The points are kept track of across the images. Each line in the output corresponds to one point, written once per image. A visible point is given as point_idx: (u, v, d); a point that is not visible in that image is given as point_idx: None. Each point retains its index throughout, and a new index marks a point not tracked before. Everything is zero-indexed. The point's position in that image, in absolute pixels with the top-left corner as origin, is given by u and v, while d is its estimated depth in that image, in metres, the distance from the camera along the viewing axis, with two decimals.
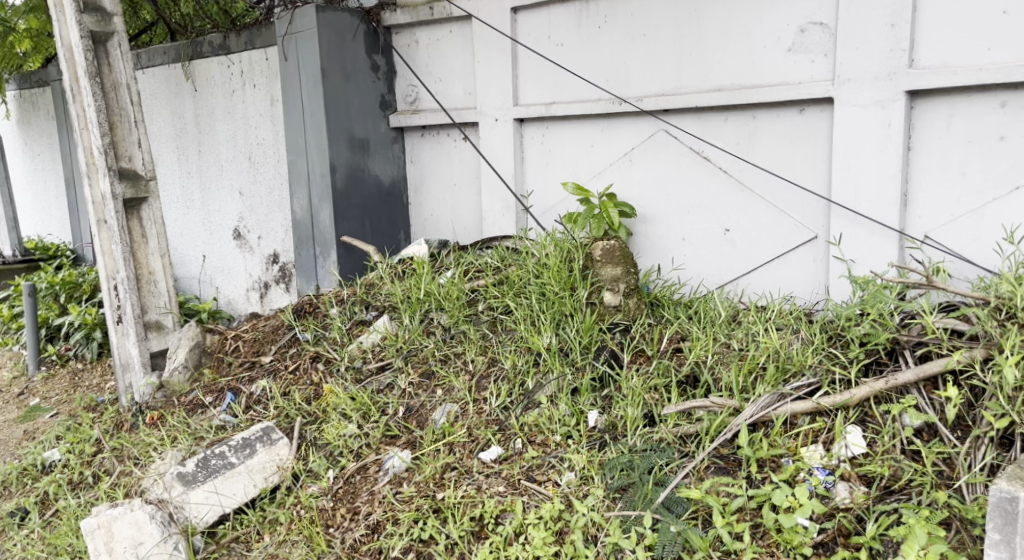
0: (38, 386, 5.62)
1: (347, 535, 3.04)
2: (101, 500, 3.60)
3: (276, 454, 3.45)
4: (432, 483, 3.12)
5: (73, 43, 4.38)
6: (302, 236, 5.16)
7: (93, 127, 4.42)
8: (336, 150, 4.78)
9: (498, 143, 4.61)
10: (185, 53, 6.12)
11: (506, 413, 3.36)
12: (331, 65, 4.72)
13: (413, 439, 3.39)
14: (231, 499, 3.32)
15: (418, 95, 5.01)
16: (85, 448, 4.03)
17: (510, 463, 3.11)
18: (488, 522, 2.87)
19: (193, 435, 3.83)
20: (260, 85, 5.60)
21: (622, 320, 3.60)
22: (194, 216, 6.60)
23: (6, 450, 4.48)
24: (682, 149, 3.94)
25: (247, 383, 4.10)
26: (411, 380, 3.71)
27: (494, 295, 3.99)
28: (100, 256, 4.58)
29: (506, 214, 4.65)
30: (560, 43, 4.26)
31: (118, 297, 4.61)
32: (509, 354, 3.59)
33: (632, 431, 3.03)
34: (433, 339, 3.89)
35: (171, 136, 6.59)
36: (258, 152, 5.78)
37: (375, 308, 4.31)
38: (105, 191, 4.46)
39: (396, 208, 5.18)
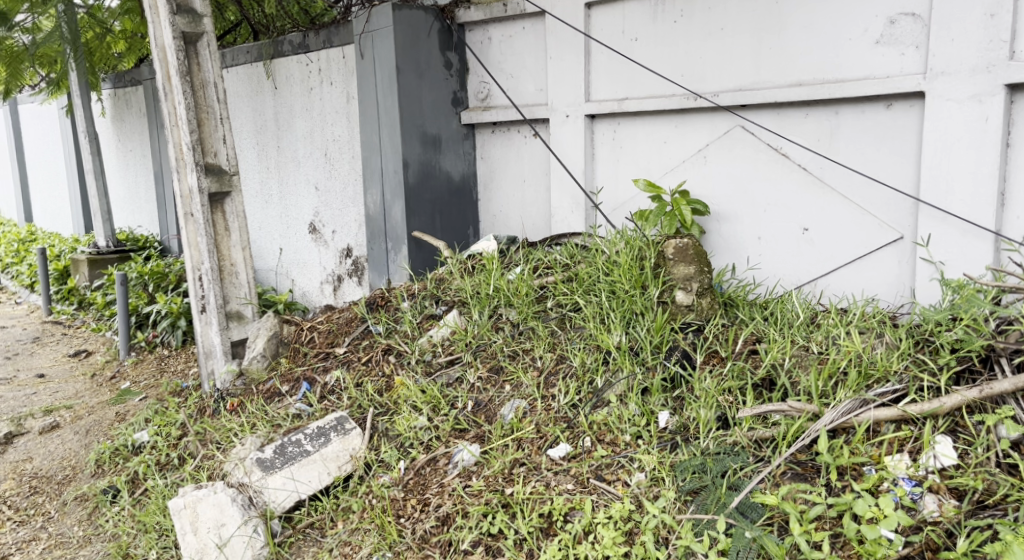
0: (128, 370, 5.90)
1: (417, 526, 3.09)
2: (186, 481, 3.76)
3: (350, 444, 3.54)
4: (501, 478, 3.15)
5: (166, 44, 4.57)
6: (376, 231, 5.27)
7: (182, 124, 4.61)
8: (409, 146, 4.86)
9: (569, 139, 4.59)
10: (267, 52, 6.32)
11: (574, 411, 3.34)
12: (406, 63, 4.79)
13: (482, 434, 3.42)
14: (306, 486, 3.41)
15: (489, 91, 5.03)
16: (171, 431, 4.21)
17: (579, 461, 3.10)
18: (557, 520, 2.87)
19: (271, 422, 3.95)
20: (337, 82, 5.73)
21: (695, 320, 3.57)
22: (272, 210, 6.80)
23: (99, 430, 4.72)
24: (759, 145, 3.85)
25: (322, 373, 4.21)
26: (480, 375, 3.74)
27: (563, 292, 3.98)
28: (187, 248, 4.78)
29: (575, 210, 4.64)
30: (634, 39, 4.22)
31: (202, 288, 4.80)
32: (579, 351, 3.58)
33: (704, 433, 2.99)
34: (502, 335, 3.91)
35: (252, 132, 6.81)
36: (334, 148, 5.91)
37: (445, 303, 4.35)
38: (193, 185, 4.65)
39: (467, 204, 5.23)
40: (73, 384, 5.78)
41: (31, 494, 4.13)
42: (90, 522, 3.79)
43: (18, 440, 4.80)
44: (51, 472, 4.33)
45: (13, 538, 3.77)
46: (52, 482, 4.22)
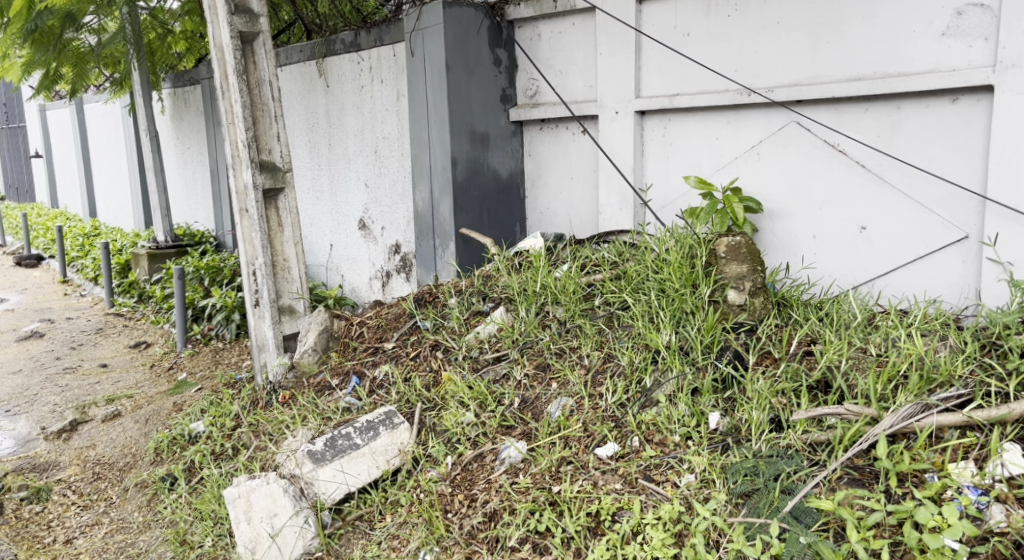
0: (185, 362, 6.07)
1: (465, 521, 3.10)
2: (240, 471, 3.84)
3: (398, 438, 3.55)
4: (548, 475, 3.14)
5: (224, 43, 4.67)
6: (424, 227, 5.32)
7: (239, 121, 4.71)
8: (458, 144, 4.89)
9: (617, 136, 4.54)
10: (320, 51, 6.41)
11: (622, 410, 3.32)
12: (456, 60, 4.82)
13: (529, 431, 3.42)
14: (356, 479, 3.45)
15: (538, 88, 5.01)
16: (225, 422, 4.31)
17: (627, 461, 3.08)
18: (605, 519, 2.85)
19: (321, 415, 4.02)
20: (387, 80, 5.78)
21: (747, 320, 3.49)
22: (323, 207, 6.91)
23: (158, 420, 4.86)
24: (815, 141, 3.77)
25: (371, 368, 4.26)
26: (526, 372, 3.74)
27: (612, 290, 3.95)
28: (242, 244, 4.89)
29: (623, 208, 4.60)
30: (686, 34, 4.16)
31: (256, 283, 4.90)
32: (627, 350, 3.55)
33: (756, 435, 2.94)
34: (549, 332, 3.90)
35: (304, 130, 6.93)
36: (384, 145, 5.97)
37: (492, 300, 4.36)
38: (248, 181, 4.74)
39: (515, 201, 5.23)
40: (133, 374, 5.97)
41: (94, 479, 4.28)
42: (149, 508, 3.90)
43: (82, 427, 4.98)
44: (113, 459, 4.48)
45: (77, 521, 3.90)
46: (114, 469, 4.36)
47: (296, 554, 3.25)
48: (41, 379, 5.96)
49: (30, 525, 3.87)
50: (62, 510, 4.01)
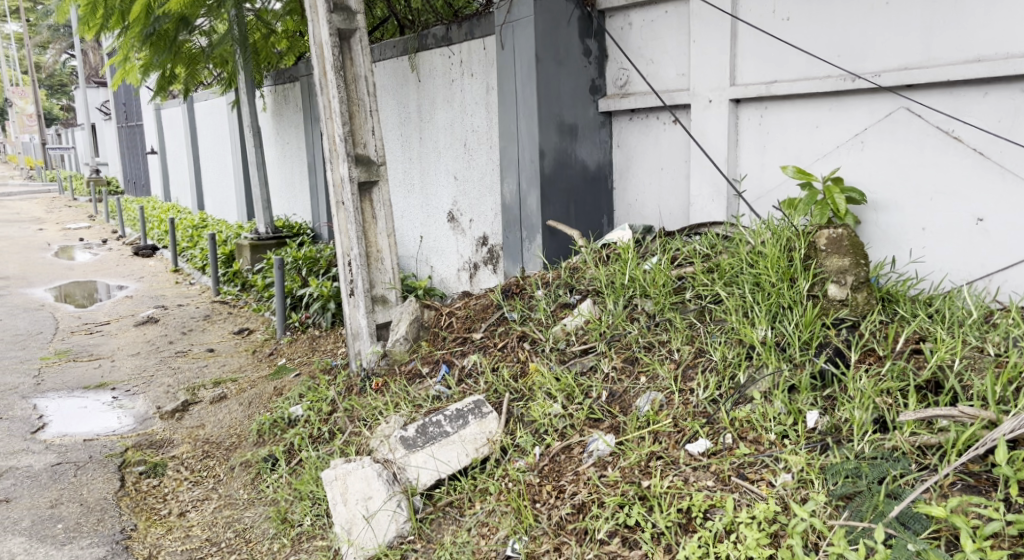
0: (284, 348, 6.32)
1: (553, 512, 3.11)
2: (336, 454, 3.96)
3: (487, 427, 3.61)
4: (637, 470, 3.11)
5: (323, 40, 4.81)
6: (511, 219, 5.37)
7: (336, 117, 4.84)
8: (546, 136, 4.90)
9: (711, 125, 4.44)
10: (412, 46, 6.52)
11: (713, 406, 3.25)
12: (545, 52, 4.82)
13: (617, 424, 3.39)
14: (446, 466, 3.51)
15: (629, 78, 4.94)
16: (322, 406, 4.46)
17: (719, 458, 3.01)
18: (696, 516, 2.80)
19: (413, 403, 4.11)
20: (477, 73, 5.82)
21: (849, 316, 3.35)
22: (414, 200, 7.05)
23: (260, 403, 5.07)
24: (926, 128, 3.58)
25: (460, 357, 4.33)
26: (614, 365, 3.71)
27: (704, 283, 3.87)
28: (338, 235, 5.04)
29: (716, 199, 4.50)
30: (786, 18, 4.02)
31: (351, 273, 5.04)
32: (719, 345, 3.47)
33: (858, 436, 2.84)
34: (638, 326, 3.85)
35: (397, 124, 7.08)
36: (473, 138, 6.03)
37: (579, 292, 4.35)
38: (344, 174, 4.88)
39: (602, 192, 5.19)
40: (237, 359, 6.26)
41: (204, 457, 4.52)
42: (253, 487, 4.08)
43: (193, 408, 5.26)
44: (220, 438, 4.71)
45: (189, 496, 4.12)
46: (221, 448, 4.59)
47: (389, 538, 3.31)
48: (155, 362, 6.33)
49: (148, 497, 4.11)
50: (176, 485, 4.25)
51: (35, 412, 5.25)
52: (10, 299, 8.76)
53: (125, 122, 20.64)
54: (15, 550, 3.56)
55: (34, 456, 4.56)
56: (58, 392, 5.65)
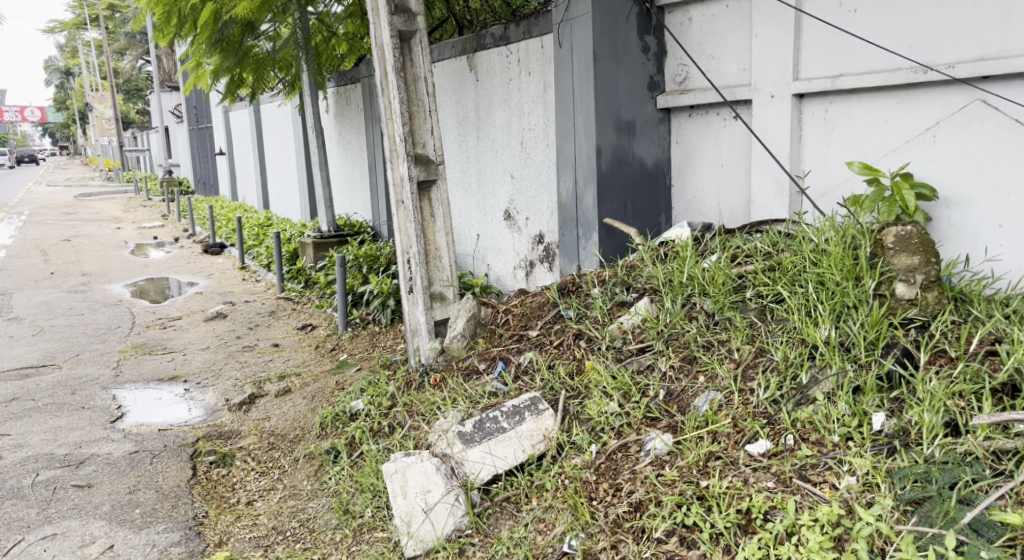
0: (345, 343, 6.46)
1: (610, 510, 3.10)
2: (396, 448, 4.04)
3: (543, 424, 3.63)
4: (695, 469, 3.09)
5: (384, 42, 4.89)
6: (568, 217, 5.40)
7: (396, 117, 4.92)
8: (603, 133, 4.90)
9: (773, 121, 4.36)
10: (471, 46, 6.58)
11: (775, 407, 3.20)
12: (603, 50, 4.83)
13: (675, 424, 3.37)
14: (503, 461, 3.55)
15: (688, 74, 4.88)
16: (382, 401, 4.55)
17: (780, 459, 2.97)
18: (756, 517, 2.76)
19: (470, 399, 4.15)
20: (535, 72, 5.83)
21: (918, 316, 3.26)
22: (471, 199, 7.12)
23: (323, 397, 5.20)
24: (1004, 121, 3.45)
25: (517, 354, 4.36)
26: (672, 364, 3.68)
27: (764, 282, 3.81)
28: (398, 234, 5.13)
29: (778, 196, 4.42)
30: (853, 10, 3.92)
31: (410, 271, 5.11)
32: (781, 344, 3.42)
33: (928, 439, 2.76)
34: (696, 324, 3.82)
35: (455, 124, 7.15)
36: (530, 136, 6.05)
37: (636, 290, 4.33)
38: (404, 174, 4.96)
39: (660, 190, 5.15)
40: (300, 354, 6.42)
41: (270, 449, 4.66)
42: (316, 478, 4.19)
43: (259, 400, 5.42)
44: (285, 431, 4.85)
45: (256, 486, 4.26)
46: (286, 440, 4.72)
47: (447, 531, 3.36)
48: (224, 356, 6.54)
49: (218, 486, 4.26)
50: (244, 475, 4.39)
51: (114, 402, 5.48)
52: (89, 295, 9.16)
53: (196, 124, 21.28)
54: (97, 532, 3.72)
55: (113, 444, 4.76)
56: (135, 384, 5.88)
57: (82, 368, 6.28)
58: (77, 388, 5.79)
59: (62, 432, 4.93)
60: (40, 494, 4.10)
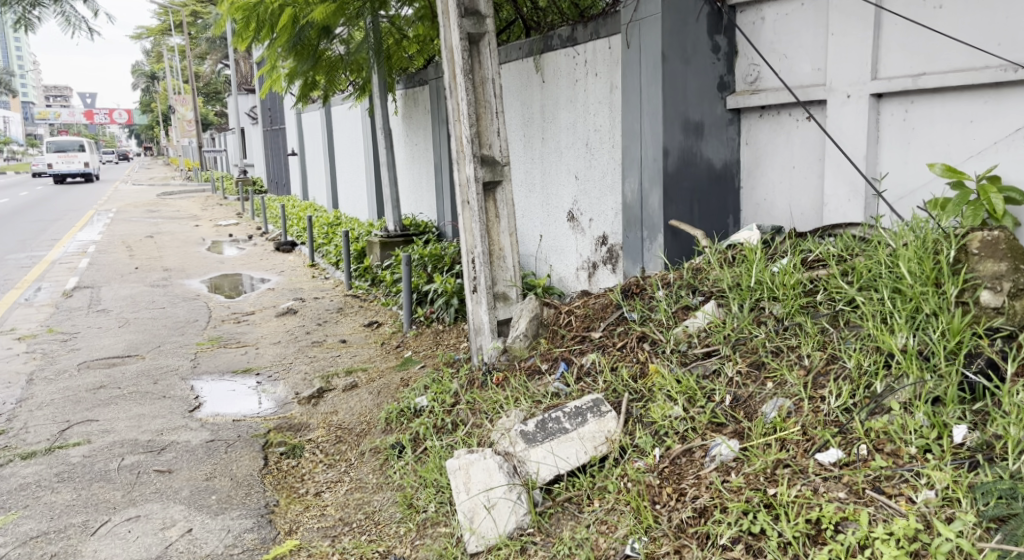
0: (410, 341, 6.57)
1: (674, 515, 3.07)
2: (459, 445, 4.09)
3: (605, 426, 3.64)
4: (762, 477, 3.03)
5: (454, 44, 4.95)
6: (633, 218, 5.41)
7: (464, 119, 4.98)
8: (670, 134, 4.89)
9: (849, 121, 4.24)
10: (538, 47, 6.60)
11: (847, 415, 3.13)
12: (672, 49, 4.81)
13: (741, 430, 3.32)
14: (565, 461, 3.55)
15: (760, 74, 4.79)
16: (446, 398, 4.61)
17: (853, 470, 2.89)
18: (827, 528, 2.69)
19: (532, 398, 4.17)
20: (602, 73, 5.81)
21: (1005, 326, 3.14)
22: (535, 199, 7.15)
23: (389, 393, 5.31)
24: None
25: (579, 355, 4.36)
26: (739, 369, 3.63)
27: (838, 287, 3.72)
28: (463, 233, 5.18)
29: (852, 199, 4.31)
30: (938, 6, 3.78)
31: (475, 271, 5.16)
32: (854, 352, 3.33)
33: (1013, 454, 2.65)
34: (765, 329, 3.75)
35: (520, 125, 7.19)
36: (595, 137, 6.03)
37: (702, 294, 4.29)
38: (470, 174, 5.01)
39: (729, 192, 5.08)
40: (367, 350, 6.55)
41: (337, 442, 4.77)
42: (381, 472, 4.28)
43: (327, 394, 5.57)
44: (352, 425, 4.97)
45: (324, 478, 4.37)
46: (352, 434, 4.83)
47: (510, 528, 3.37)
48: (294, 350, 6.72)
49: (289, 476, 4.39)
50: (312, 467, 4.51)
51: (192, 392, 5.70)
52: (170, 289, 9.54)
53: (270, 125, 21.84)
54: (177, 516, 3.88)
55: (191, 432, 4.95)
56: (211, 375, 6.11)
57: (163, 358, 6.55)
58: (158, 378, 6.04)
59: (145, 419, 5.15)
60: (125, 478, 4.30)
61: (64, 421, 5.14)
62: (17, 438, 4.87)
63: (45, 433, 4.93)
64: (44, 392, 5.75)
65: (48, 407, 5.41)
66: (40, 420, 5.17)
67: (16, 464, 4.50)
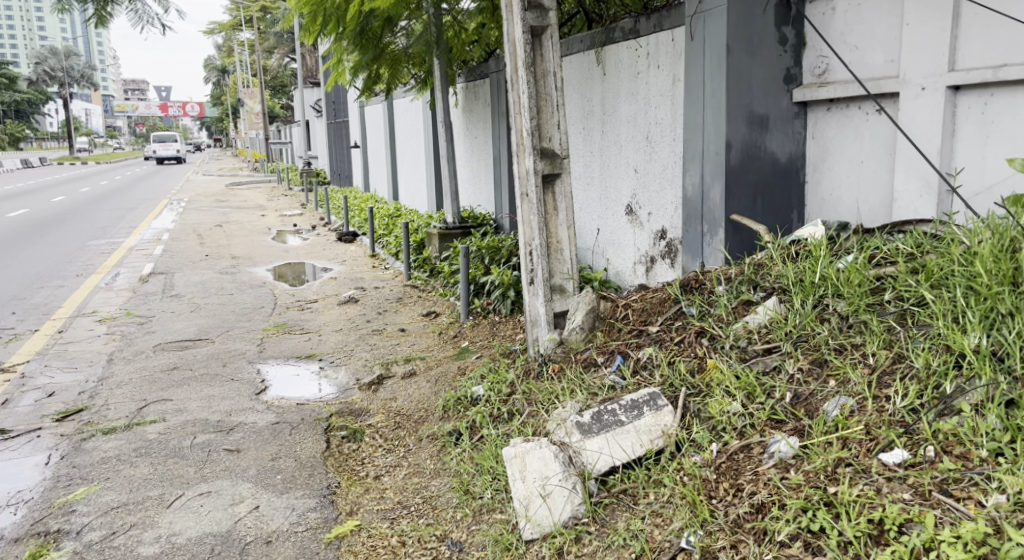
0: (467, 331, 6.65)
1: (731, 510, 3.06)
2: (515, 434, 4.14)
3: (661, 420, 3.63)
4: (823, 475, 2.99)
5: (516, 37, 4.99)
6: (693, 212, 5.39)
7: (524, 111, 5.01)
8: (733, 127, 4.86)
9: (924, 114, 4.11)
10: (599, 40, 6.59)
11: (913, 416, 3.06)
12: (737, 41, 4.77)
13: (801, 428, 3.29)
14: (621, 453, 3.57)
15: (828, 66, 4.68)
16: (502, 388, 4.67)
17: (919, 471, 2.83)
18: (890, 529, 2.64)
19: (588, 391, 4.19)
20: (664, 65, 5.77)
21: None
22: (593, 192, 7.14)
23: (446, 381, 5.40)
24: None
25: (635, 349, 4.36)
26: (800, 366, 3.59)
27: (907, 285, 3.62)
28: (522, 225, 5.22)
29: (925, 194, 4.18)
30: None
31: (532, 262, 5.19)
32: (922, 351, 3.26)
33: None
34: (828, 327, 3.69)
35: (580, 118, 7.19)
36: (656, 130, 5.99)
37: (763, 289, 4.24)
38: (529, 167, 5.04)
39: (793, 186, 5.00)
40: (425, 339, 6.66)
41: (396, 427, 4.88)
42: (439, 458, 4.36)
43: (387, 381, 5.69)
44: (410, 411, 5.07)
45: (384, 461, 4.47)
46: (411, 420, 4.94)
47: (565, 518, 3.39)
48: (356, 338, 6.87)
49: (350, 459, 4.51)
50: (372, 450, 4.62)
51: (259, 376, 5.90)
52: (238, 276, 9.85)
53: (334, 118, 22.31)
54: (244, 493, 4.03)
55: (257, 414, 5.13)
56: (276, 360, 6.31)
57: (231, 343, 6.78)
58: (227, 361, 6.27)
59: (215, 400, 5.35)
60: (197, 455, 4.48)
61: (141, 399, 5.38)
62: (99, 414, 5.12)
63: (124, 410, 5.17)
64: (123, 371, 6.03)
65: (126, 386, 5.67)
66: (119, 397, 5.42)
67: (97, 438, 4.73)
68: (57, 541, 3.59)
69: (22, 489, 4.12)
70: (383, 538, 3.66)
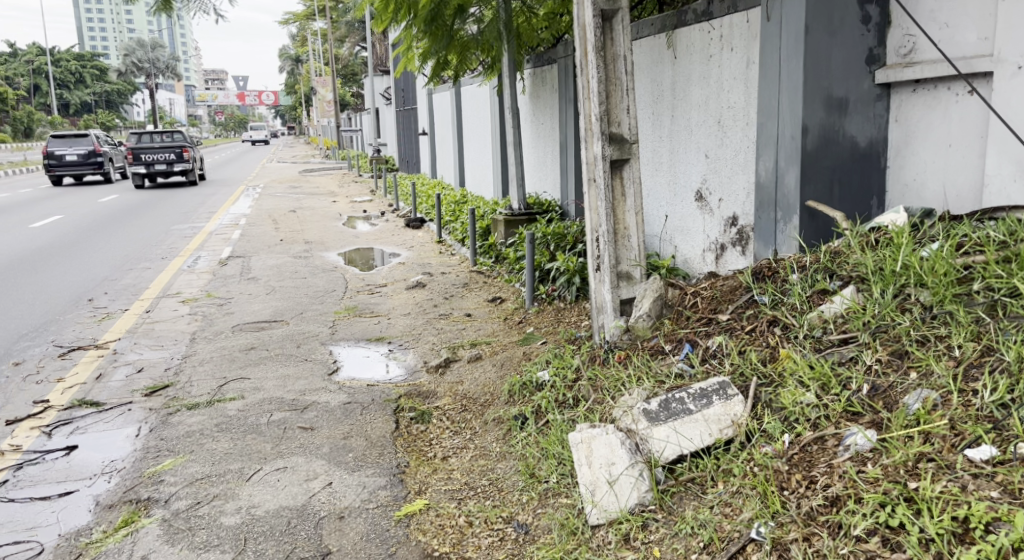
0: (533, 317, 6.67)
1: (803, 502, 2.99)
2: (580, 420, 4.13)
3: (732, 410, 3.57)
4: (903, 470, 2.90)
5: (586, 20, 4.94)
6: (767, 198, 5.27)
7: (593, 96, 4.96)
8: (811, 111, 4.73)
9: (1020, 95, 3.87)
10: (671, 23, 6.49)
11: (1003, 411, 2.93)
12: (816, 21, 4.63)
13: (879, 420, 3.19)
14: (689, 442, 3.52)
15: (915, 45, 4.48)
16: (568, 373, 4.67)
17: (1008, 468, 2.71)
18: (976, 527, 2.54)
19: (654, 378, 4.16)
20: (737, 47, 5.63)
21: None
22: (661, 177, 7.05)
23: (512, 366, 5.43)
24: None
25: (704, 337, 4.29)
26: (878, 358, 3.47)
27: (996, 275, 3.46)
28: (589, 212, 5.20)
29: (1019, 179, 3.96)
30: None
31: (599, 249, 5.16)
32: (1014, 343, 3.11)
33: None
34: (910, 317, 3.56)
35: (649, 102, 7.09)
36: (728, 115, 5.87)
37: (840, 278, 4.11)
38: (597, 152, 5.01)
39: (873, 172, 4.83)
40: (491, 324, 6.70)
41: (462, 410, 4.93)
42: (504, 441, 4.41)
43: (454, 364, 5.76)
44: (476, 395, 5.12)
45: (451, 443, 4.53)
46: (477, 403, 4.99)
47: (631, 504, 3.38)
48: (423, 322, 6.98)
49: (418, 440, 4.59)
50: (440, 432, 4.69)
51: (331, 357, 6.06)
52: (310, 260, 10.11)
53: (403, 106, 22.60)
54: (319, 469, 4.15)
55: (330, 394, 5.26)
56: (348, 342, 6.46)
57: (305, 325, 6.97)
58: (301, 342, 6.45)
59: (290, 380, 5.52)
60: (274, 431, 4.63)
61: (221, 377, 5.59)
62: (183, 390, 5.35)
63: (206, 387, 5.38)
64: (204, 349, 6.27)
65: (208, 363, 5.91)
66: (201, 374, 5.65)
67: (183, 412, 4.94)
68: (148, 509, 3.77)
69: (115, 458, 4.34)
70: (450, 518, 3.71)
